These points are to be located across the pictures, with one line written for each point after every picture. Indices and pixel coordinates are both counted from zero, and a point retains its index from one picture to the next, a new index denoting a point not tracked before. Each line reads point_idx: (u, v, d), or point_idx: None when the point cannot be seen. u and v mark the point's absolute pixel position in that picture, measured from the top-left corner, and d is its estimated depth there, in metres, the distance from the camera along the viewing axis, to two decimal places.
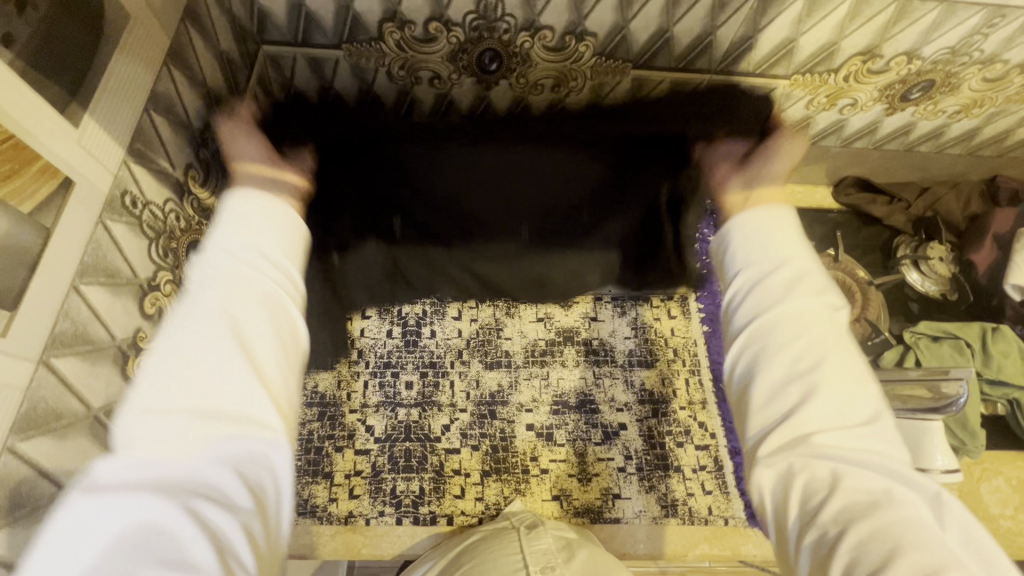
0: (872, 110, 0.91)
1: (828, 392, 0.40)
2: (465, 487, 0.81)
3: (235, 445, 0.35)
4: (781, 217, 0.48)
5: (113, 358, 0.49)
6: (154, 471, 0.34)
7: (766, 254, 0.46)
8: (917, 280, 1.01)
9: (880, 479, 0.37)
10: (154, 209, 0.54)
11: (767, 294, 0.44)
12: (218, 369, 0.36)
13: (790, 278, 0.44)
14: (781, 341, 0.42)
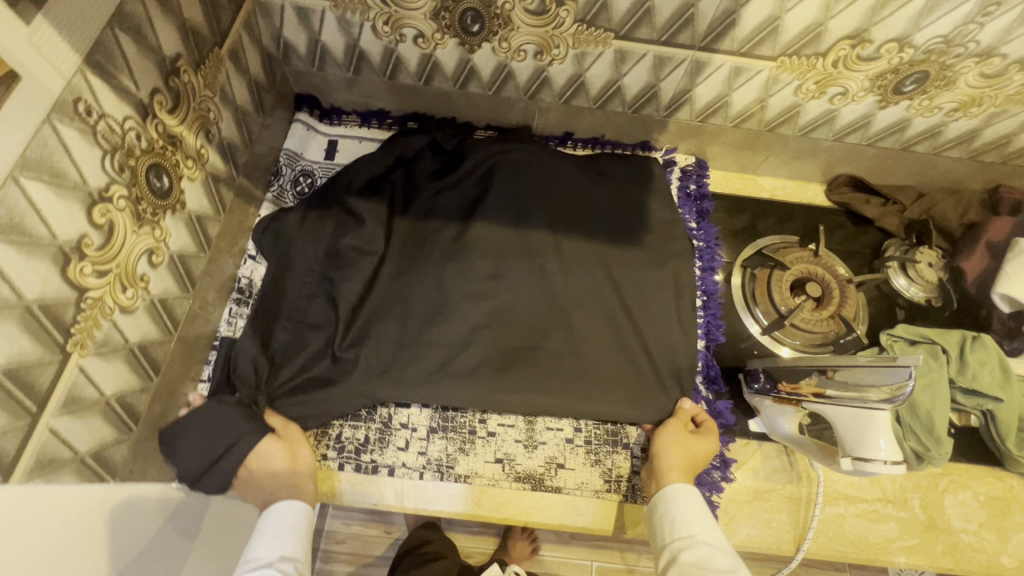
0: (865, 101, 0.88)
1: None
2: (409, 441, 0.81)
3: None
4: (692, 496, 0.72)
5: (52, 257, 0.51)
6: None
7: (686, 522, 0.69)
8: (904, 286, 0.98)
9: None
10: (111, 122, 0.56)
11: (698, 544, 0.66)
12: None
13: (700, 540, 0.67)
14: (698, 562, 0.64)
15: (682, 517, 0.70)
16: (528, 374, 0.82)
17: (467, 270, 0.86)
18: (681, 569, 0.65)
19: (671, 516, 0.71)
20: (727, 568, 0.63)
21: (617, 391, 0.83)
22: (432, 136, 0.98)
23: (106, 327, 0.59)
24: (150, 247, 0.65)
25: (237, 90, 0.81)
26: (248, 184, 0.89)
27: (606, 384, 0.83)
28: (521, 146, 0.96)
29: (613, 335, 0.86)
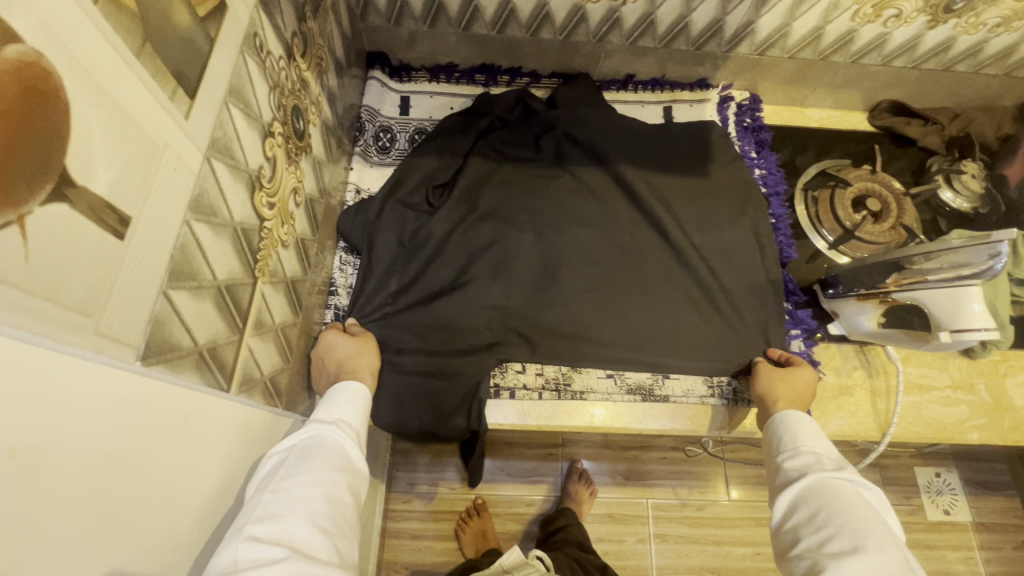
0: (916, 22, 0.94)
1: (840, 512, 0.59)
2: (525, 364, 0.88)
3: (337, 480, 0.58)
4: (799, 416, 0.74)
5: (245, 182, 0.55)
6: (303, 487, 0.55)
7: (790, 434, 0.71)
8: (951, 198, 1.06)
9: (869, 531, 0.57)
10: (273, 60, 0.59)
11: (803, 452, 0.69)
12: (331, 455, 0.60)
13: (808, 449, 0.69)
14: (802, 466, 0.67)
15: (789, 433, 0.72)
16: (630, 333, 0.89)
17: (557, 241, 0.93)
18: (784, 474, 0.68)
19: (778, 435, 0.73)
20: (835, 469, 0.65)
21: (713, 342, 0.90)
22: (493, 115, 1.01)
23: (274, 259, 0.64)
24: (295, 187, 0.69)
25: (335, 42, 0.84)
26: (341, 138, 0.92)
27: (700, 336, 0.90)
28: (590, 109, 1.02)
29: (701, 292, 0.93)
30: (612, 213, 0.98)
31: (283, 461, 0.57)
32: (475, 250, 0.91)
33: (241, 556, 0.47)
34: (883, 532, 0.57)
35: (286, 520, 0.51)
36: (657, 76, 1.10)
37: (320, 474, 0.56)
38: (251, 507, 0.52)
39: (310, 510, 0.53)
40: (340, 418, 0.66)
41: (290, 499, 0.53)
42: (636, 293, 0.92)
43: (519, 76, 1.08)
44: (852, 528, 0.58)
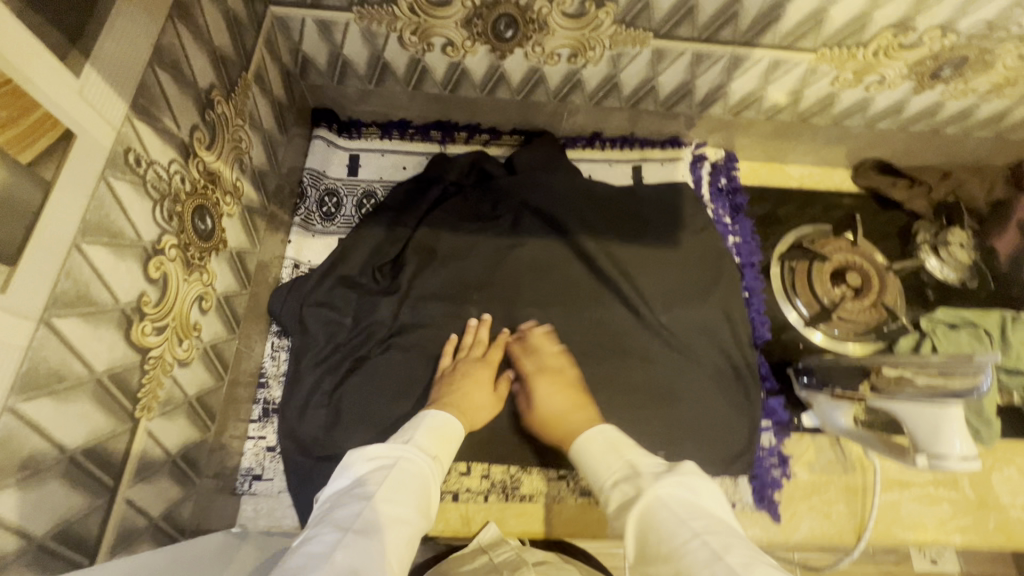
0: (901, 88, 0.87)
1: (669, 528, 0.54)
2: (471, 466, 0.81)
3: (414, 516, 0.56)
4: (593, 437, 0.69)
5: (116, 322, 0.48)
6: (386, 514, 0.53)
7: (615, 457, 0.66)
8: (936, 266, 1.00)
9: (689, 541, 0.52)
10: (158, 170, 0.52)
11: (611, 489, 0.63)
12: (416, 484, 0.59)
13: (636, 471, 0.62)
14: (628, 488, 0.61)
15: (591, 472, 0.66)
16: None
17: (511, 321, 0.88)
18: (618, 504, 0.61)
19: (586, 464, 0.68)
20: (654, 479, 0.60)
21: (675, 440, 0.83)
22: (445, 182, 0.94)
23: (168, 385, 0.56)
24: (200, 293, 0.62)
25: (263, 114, 0.77)
26: (277, 211, 0.85)
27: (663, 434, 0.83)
28: (549, 173, 0.96)
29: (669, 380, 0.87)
30: (576, 288, 0.92)
31: (376, 479, 0.57)
32: (422, 335, 0.85)
33: (345, 567, 0.46)
34: (707, 545, 0.51)
35: (383, 555, 0.49)
36: (626, 133, 1.03)
37: (403, 511, 0.55)
38: (348, 513, 0.52)
39: (396, 549, 0.51)
40: (433, 449, 0.66)
41: (377, 523, 0.52)
42: (595, 383, 0.86)
43: (478, 133, 1.00)
44: (699, 559, 0.50)
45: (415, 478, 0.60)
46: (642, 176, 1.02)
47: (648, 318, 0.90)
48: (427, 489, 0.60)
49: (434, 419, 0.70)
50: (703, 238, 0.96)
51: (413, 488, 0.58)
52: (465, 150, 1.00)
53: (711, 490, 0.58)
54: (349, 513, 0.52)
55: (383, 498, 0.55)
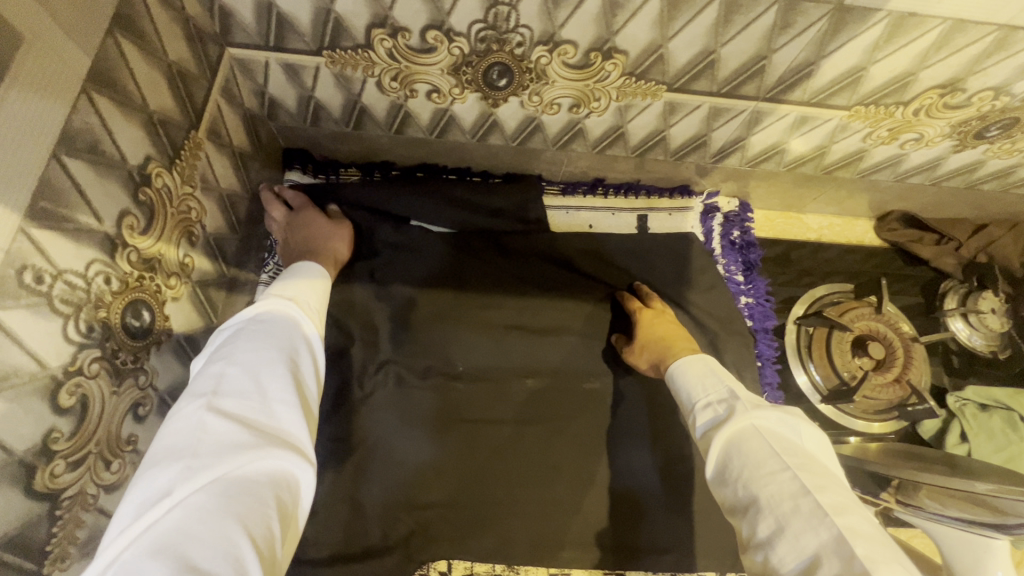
0: (939, 146, 0.78)
1: (752, 468, 0.50)
2: (451, 564, 0.73)
3: (292, 356, 0.53)
4: (700, 361, 0.65)
5: (10, 479, 0.40)
6: (248, 366, 0.49)
7: (698, 390, 0.61)
8: (962, 330, 0.93)
9: (777, 478, 0.48)
10: (71, 279, 0.43)
11: (702, 410, 0.60)
12: (280, 326, 0.55)
13: (720, 404, 0.58)
14: (712, 421, 0.57)
15: (682, 392, 0.64)
16: (579, 521, 0.75)
17: (500, 394, 0.79)
18: (702, 433, 0.58)
19: (679, 391, 0.64)
20: (732, 412, 0.56)
21: (679, 537, 0.76)
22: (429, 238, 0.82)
23: (90, 522, 0.48)
24: (136, 400, 0.53)
25: (218, 170, 0.67)
26: (239, 273, 0.76)
27: (664, 527, 0.76)
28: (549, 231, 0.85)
29: (675, 465, 0.78)
30: (575, 357, 0.82)
31: (232, 337, 0.52)
32: (401, 413, 0.76)
33: (206, 431, 0.44)
34: (800, 480, 0.47)
35: (250, 400, 0.47)
36: (632, 179, 0.93)
37: (266, 355, 0.51)
38: (207, 377, 0.48)
39: (270, 388, 0.49)
40: (297, 292, 0.61)
41: (250, 380, 0.48)
42: (592, 468, 0.77)
43: (468, 176, 0.91)
44: (788, 494, 0.47)
45: (274, 321, 0.55)
46: (648, 228, 0.93)
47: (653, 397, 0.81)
48: (301, 327, 0.57)
49: (298, 275, 0.65)
50: (713, 302, 0.87)
51: (277, 329, 0.54)
52: None
53: (810, 429, 0.54)
54: (208, 377, 0.48)
55: (240, 350, 0.51)
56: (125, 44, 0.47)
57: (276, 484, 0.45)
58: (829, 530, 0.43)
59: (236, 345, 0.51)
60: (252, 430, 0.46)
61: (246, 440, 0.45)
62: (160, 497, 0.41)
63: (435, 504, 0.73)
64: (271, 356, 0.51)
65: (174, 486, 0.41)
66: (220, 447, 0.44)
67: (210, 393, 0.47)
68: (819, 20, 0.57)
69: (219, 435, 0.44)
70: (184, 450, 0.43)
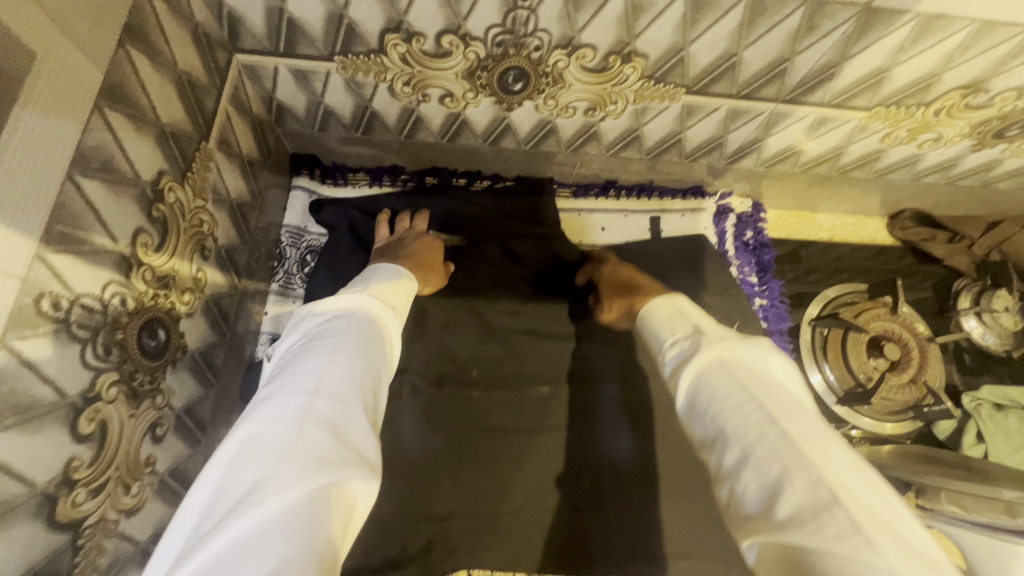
0: (957, 145, 0.78)
1: (718, 399, 0.42)
2: None
3: (383, 365, 0.49)
4: (669, 299, 0.56)
5: (33, 512, 0.38)
6: (348, 366, 0.45)
7: (665, 323, 0.53)
8: (975, 328, 0.92)
9: (743, 411, 0.40)
10: (87, 303, 0.42)
11: (668, 347, 0.51)
12: (374, 330, 0.52)
13: (688, 334, 0.50)
14: (679, 353, 0.49)
15: (650, 332, 0.54)
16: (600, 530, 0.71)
17: (515, 401, 0.78)
18: (667, 368, 0.50)
19: (645, 329, 0.56)
20: (701, 342, 0.47)
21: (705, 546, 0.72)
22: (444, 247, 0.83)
23: (112, 547, 0.47)
24: (153, 420, 0.52)
25: (229, 180, 0.66)
26: (250, 283, 0.75)
27: (691, 535, 0.71)
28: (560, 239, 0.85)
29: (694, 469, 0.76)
30: (591, 361, 0.80)
31: (331, 334, 0.49)
32: (418, 424, 0.75)
33: (302, 433, 0.39)
34: (766, 410, 0.40)
35: (347, 407, 0.42)
36: (645, 181, 0.92)
37: (364, 362, 0.47)
38: (308, 370, 0.44)
39: (364, 393, 0.45)
40: (389, 299, 0.57)
41: (349, 380, 0.44)
42: (612, 473, 0.74)
43: (479, 179, 0.89)
44: (754, 424, 0.39)
45: (368, 324, 0.52)
46: (661, 230, 0.92)
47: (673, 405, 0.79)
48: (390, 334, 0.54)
49: (381, 274, 0.62)
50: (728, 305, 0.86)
51: (372, 333, 0.51)
52: None
53: (784, 357, 0.46)
54: (309, 370, 0.44)
55: (342, 347, 0.47)
56: (137, 56, 0.46)
57: (354, 512, 0.39)
58: (798, 459, 0.36)
59: (336, 342, 0.47)
60: (347, 445, 0.41)
61: (341, 454, 0.39)
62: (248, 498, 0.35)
63: (451, 516, 0.71)
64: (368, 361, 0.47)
65: (264, 487, 0.36)
66: (316, 454, 0.38)
67: (312, 390, 0.42)
68: (844, 23, 0.56)
69: (315, 440, 0.39)
70: (281, 449, 0.38)
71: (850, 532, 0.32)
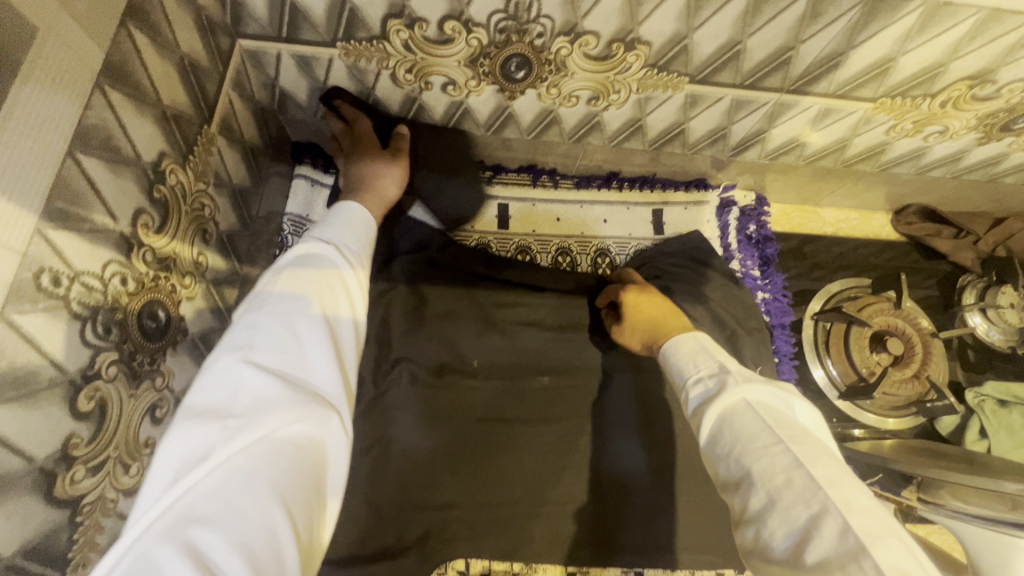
0: (963, 138, 0.77)
1: (745, 444, 0.44)
2: (469, 563, 0.71)
3: (331, 314, 0.48)
4: (693, 338, 0.58)
5: (31, 487, 0.38)
6: (288, 321, 0.45)
7: (688, 363, 0.55)
8: (980, 324, 0.91)
9: (771, 456, 0.42)
10: (87, 281, 0.42)
11: (692, 385, 0.53)
12: (324, 274, 0.50)
13: (713, 376, 0.52)
14: (703, 394, 0.51)
15: (673, 369, 0.56)
16: (596, 520, 0.73)
17: (516, 390, 0.77)
18: (691, 408, 0.51)
19: (670, 366, 0.57)
20: (728, 384, 0.49)
21: (699, 535, 0.73)
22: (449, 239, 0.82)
23: (110, 527, 0.47)
24: (153, 402, 0.52)
25: (230, 166, 0.66)
26: (252, 270, 0.75)
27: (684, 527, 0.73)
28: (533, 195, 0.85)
29: (692, 461, 0.76)
30: (592, 352, 0.80)
31: (268, 285, 0.48)
32: (418, 414, 0.74)
33: (241, 388, 0.41)
34: (793, 455, 0.42)
35: (286, 357, 0.44)
36: (647, 173, 0.92)
37: (303, 308, 0.47)
38: (246, 327, 0.45)
39: (308, 348, 0.45)
40: (344, 239, 0.56)
41: (287, 337, 0.45)
42: (607, 463, 0.75)
43: (481, 169, 0.90)
44: (780, 470, 0.41)
45: (318, 265, 0.51)
46: (663, 222, 0.92)
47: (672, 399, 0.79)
48: (347, 278, 0.53)
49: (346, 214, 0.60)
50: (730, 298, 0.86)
51: (319, 279, 0.50)
52: None
53: (806, 409, 0.48)
54: (248, 328, 0.45)
55: (282, 300, 0.47)
56: (138, 36, 0.46)
57: (318, 451, 0.41)
58: (826, 506, 0.38)
59: (278, 294, 0.47)
60: (293, 390, 0.42)
61: (285, 400, 0.41)
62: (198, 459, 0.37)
63: (451, 505, 0.71)
64: (310, 311, 0.47)
65: (213, 447, 0.37)
66: (259, 405, 0.40)
67: (246, 346, 0.43)
68: (851, 9, 0.56)
69: (257, 394, 0.41)
70: (223, 407, 0.39)
71: None
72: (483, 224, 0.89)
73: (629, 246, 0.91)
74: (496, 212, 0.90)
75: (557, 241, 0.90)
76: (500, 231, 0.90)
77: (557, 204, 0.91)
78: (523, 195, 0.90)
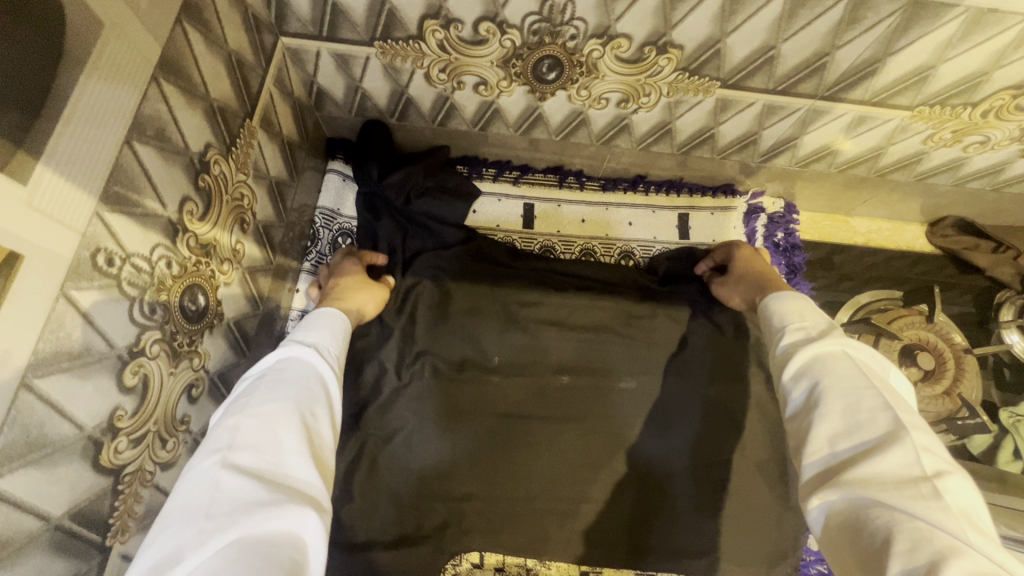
0: (1005, 150, 0.75)
1: (831, 382, 0.47)
2: (483, 556, 0.72)
3: (310, 408, 0.47)
4: (798, 296, 0.61)
5: (80, 454, 0.41)
6: (263, 416, 0.44)
7: (794, 313, 0.58)
8: (1018, 342, 0.89)
9: (856, 397, 0.45)
10: (137, 262, 0.45)
11: (791, 330, 0.56)
12: (296, 374, 0.50)
13: (816, 329, 0.54)
14: (799, 341, 0.54)
15: (772, 318, 0.60)
16: (611, 520, 0.73)
17: (536, 388, 0.78)
18: (784, 350, 0.55)
19: (771, 314, 0.60)
20: (831, 336, 0.51)
21: (713, 541, 0.72)
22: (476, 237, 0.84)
23: (147, 497, 0.50)
24: (190, 380, 0.55)
25: (269, 159, 0.69)
26: (284, 261, 0.77)
27: (698, 530, 0.72)
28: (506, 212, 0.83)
29: (712, 468, 0.75)
30: (612, 352, 0.79)
31: (251, 386, 0.48)
32: (439, 407, 0.75)
33: (220, 489, 0.39)
34: (883, 399, 0.44)
35: (268, 452, 0.42)
36: (674, 177, 0.91)
37: (284, 403, 0.46)
38: (223, 430, 0.43)
39: (288, 439, 0.44)
40: (322, 340, 0.57)
41: (267, 432, 0.43)
42: (624, 467, 0.75)
43: (508, 169, 0.91)
44: (866, 407, 0.44)
45: (290, 367, 0.50)
46: (689, 227, 0.91)
47: (697, 405, 0.77)
48: (322, 373, 0.53)
49: (322, 317, 0.62)
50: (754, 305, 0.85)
51: (293, 378, 0.49)
52: (496, 189, 0.91)
53: (901, 375, 0.49)
54: (223, 430, 0.43)
55: (258, 398, 0.46)
56: (192, 32, 0.48)
57: (297, 551, 0.39)
58: (901, 438, 0.41)
59: (251, 395, 0.46)
60: (272, 488, 0.41)
61: (266, 497, 0.40)
62: (170, 566, 0.35)
63: (467, 497, 0.73)
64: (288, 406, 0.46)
65: (185, 552, 0.36)
66: (236, 506, 0.39)
67: (226, 446, 0.42)
68: (890, 15, 0.55)
69: (235, 494, 0.39)
70: (199, 511, 0.38)
71: (932, 499, 0.37)
72: (509, 223, 0.91)
73: (653, 250, 0.91)
74: (521, 211, 0.91)
75: (581, 242, 0.91)
76: (524, 231, 0.90)
77: (581, 206, 0.92)
78: (549, 195, 0.91)
